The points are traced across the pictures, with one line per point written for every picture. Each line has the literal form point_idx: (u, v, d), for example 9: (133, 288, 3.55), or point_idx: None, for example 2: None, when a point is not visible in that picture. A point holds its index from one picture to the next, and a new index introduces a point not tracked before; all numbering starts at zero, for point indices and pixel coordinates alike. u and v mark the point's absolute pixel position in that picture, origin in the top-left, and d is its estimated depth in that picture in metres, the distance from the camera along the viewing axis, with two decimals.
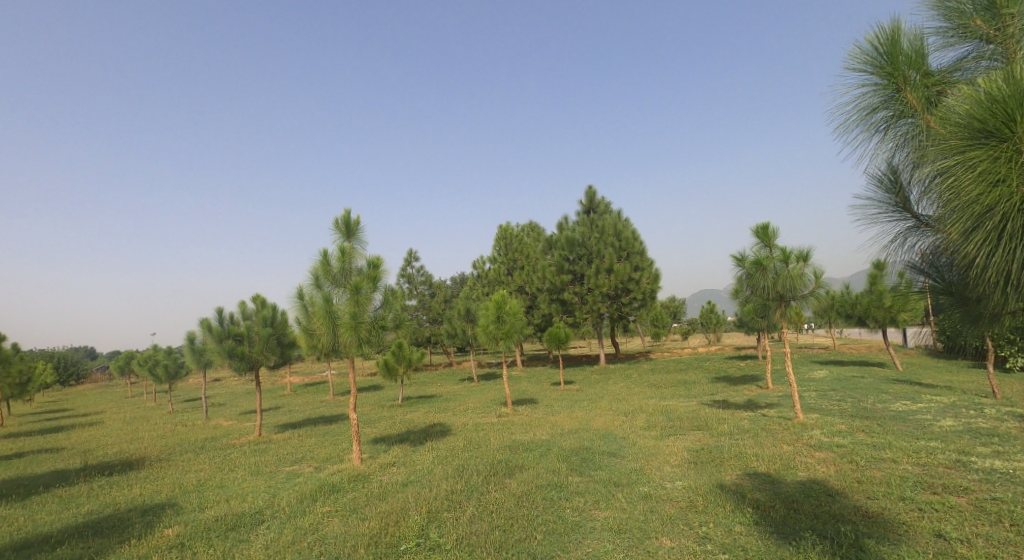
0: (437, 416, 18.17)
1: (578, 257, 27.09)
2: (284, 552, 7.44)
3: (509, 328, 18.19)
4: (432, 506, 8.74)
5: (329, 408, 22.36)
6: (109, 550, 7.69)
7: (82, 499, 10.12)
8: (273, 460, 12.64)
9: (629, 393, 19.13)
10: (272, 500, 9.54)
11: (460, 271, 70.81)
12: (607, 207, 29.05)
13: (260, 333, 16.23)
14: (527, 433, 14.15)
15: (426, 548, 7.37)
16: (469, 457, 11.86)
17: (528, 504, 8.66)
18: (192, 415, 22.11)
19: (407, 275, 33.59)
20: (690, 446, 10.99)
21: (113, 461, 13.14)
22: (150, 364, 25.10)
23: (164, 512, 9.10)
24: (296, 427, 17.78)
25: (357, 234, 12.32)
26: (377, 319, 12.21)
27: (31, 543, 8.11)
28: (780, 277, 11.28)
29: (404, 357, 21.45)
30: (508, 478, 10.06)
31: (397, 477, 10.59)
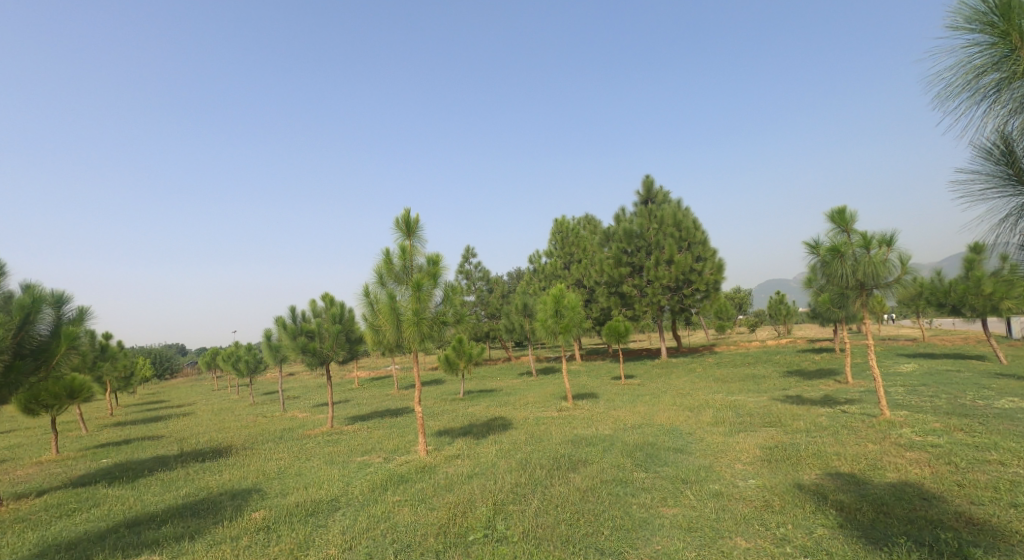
0: (499, 410, 18.36)
1: (637, 249, 26.57)
2: (359, 538, 7.75)
3: (569, 322, 18.05)
4: (497, 499, 8.86)
5: (395, 402, 23.05)
6: (206, 530, 8.27)
7: (180, 483, 10.95)
8: (344, 451, 13.18)
9: (694, 388, 18.58)
10: (346, 489, 9.96)
11: (518, 268, 71.36)
12: (665, 196, 28.26)
13: (330, 330, 17.01)
14: (590, 428, 14.07)
15: (494, 539, 7.49)
16: (533, 451, 11.89)
17: (594, 499, 8.62)
18: (271, 407, 23.51)
19: (465, 271, 34.16)
20: (763, 443, 10.56)
21: (203, 449, 14.15)
22: (232, 359, 26.87)
23: (251, 497, 9.68)
24: (365, 420, 18.44)
25: (418, 233, 12.61)
26: (439, 315, 12.47)
27: (139, 521, 8.83)
28: (860, 264, 10.60)
29: (465, 351, 21.87)
30: (572, 473, 10.03)
31: (463, 469, 10.80)
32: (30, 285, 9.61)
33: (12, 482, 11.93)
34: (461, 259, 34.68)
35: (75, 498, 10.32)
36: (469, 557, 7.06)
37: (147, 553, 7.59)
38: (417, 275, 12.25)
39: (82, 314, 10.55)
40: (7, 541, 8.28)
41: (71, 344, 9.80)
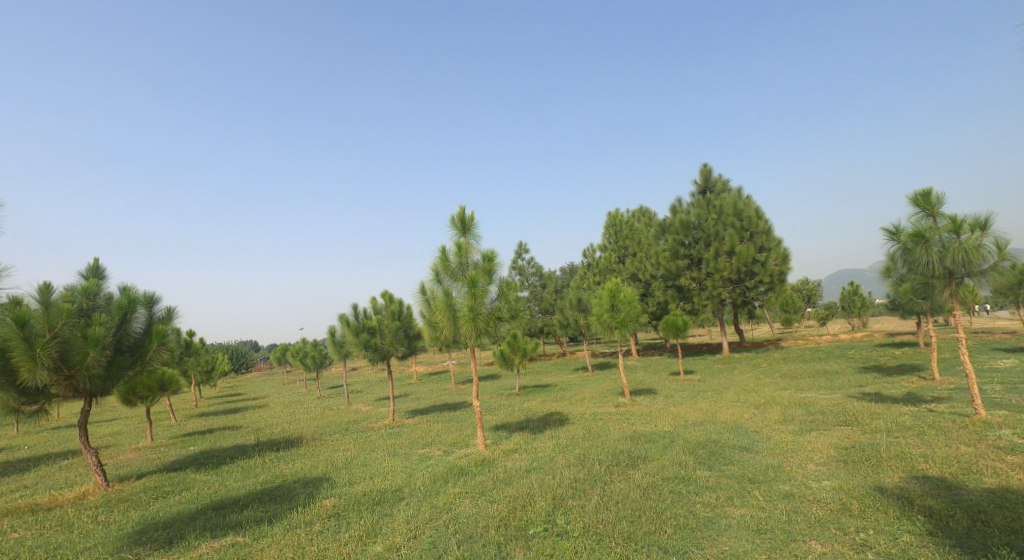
0: (555, 405, 18.33)
1: (695, 241, 25.76)
2: (423, 527, 7.93)
3: (625, 316, 17.74)
4: (556, 493, 8.83)
5: (453, 396, 23.47)
6: (282, 514, 8.70)
7: (258, 470, 11.59)
8: (406, 443, 13.52)
9: (759, 384, 17.83)
10: (409, 480, 10.21)
11: (572, 264, 71.04)
12: (725, 185, 27.19)
13: (390, 326, 17.50)
14: (649, 424, 13.78)
15: (555, 533, 7.48)
16: (591, 447, 11.77)
17: (655, 496, 8.44)
18: (337, 401, 24.52)
19: (518, 267, 34.31)
20: (838, 443, 9.99)
21: (277, 439, 14.93)
22: (300, 354, 28.18)
23: (322, 485, 10.11)
24: (424, 414, 18.84)
25: (473, 229, 12.71)
26: (494, 311, 12.55)
27: (225, 504, 9.41)
28: (949, 251, 9.82)
29: (520, 347, 21.93)
30: (632, 470, 9.84)
31: (521, 463, 10.84)
32: (125, 286, 10.41)
33: (115, 465, 13.03)
34: (514, 255, 34.84)
35: (168, 481, 11.13)
36: (532, 550, 7.08)
37: (231, 535, 8.07)
38: (472, 272, 12.35)
39: (170, 314, 11.28)
40: (113, 519, 9.03)
41: (161, 340, 10.48)
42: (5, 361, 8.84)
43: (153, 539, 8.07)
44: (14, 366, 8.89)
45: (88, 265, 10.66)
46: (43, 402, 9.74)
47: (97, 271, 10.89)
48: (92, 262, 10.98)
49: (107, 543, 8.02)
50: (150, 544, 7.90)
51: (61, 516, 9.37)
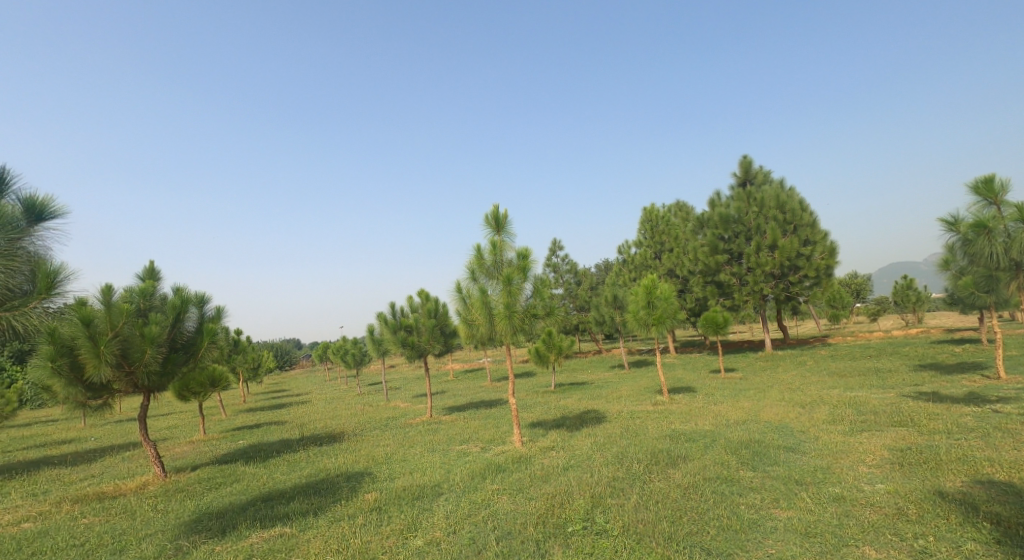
0: (592, 403, 18.17)
1: (735, 235, 25.07)
2: (461, 523, 7.95)
3: (662, 313, 17.39)
4: (595, 491, 8.72)
5: (489, 393, 23.56)
6: (326, 507, 8.88)
7: (303, 463, 11.91)
8: (444, 439, 13.64)
9: (805, 383, 17.20)
10: (447, 475, 10.28)
11: (606, 260, 70.34)
12: (766, 177, 26.35)
13: (427, 324, 17.67)
14: (689, 423, 13.48)
15: (593, 532, 7.38)
16: (629, 445, 11.59)
17: (696, 496, 8.23)
18: (376, 397, 24.97)
19: (553, 264, 34.18)
20: (893, 444, 9.53)
21: (320, 434, 15.29)
22: (340, 352, 28.82)
23: (363, 479, 10.29)
24: (461, 410, 18.95)
25: (507, 227, 12.69)
26: (530, 308, 12.51)
27: (273, 495, 9.69)
28: (1015, 242, 9.23)
29: (555, 344, 21.82)
30: (672, 469, 9.63)
31: (558, 461, 10.77)
32: (178, 287, 10.85)
33: (170, 457, 13.62)
34: (548, 252, 34.71)
35: (220, 473, 11.55)
36: (571, 548, 7.01)
37: (278, 526, 8.29)
38: (507, 269, 12.33)
39: (219, 313, 11.68)
40: (171, 508, 9.42)
41: (212, 339, 10.88)
42: (72, 359, 9.35)
43: (207, 528, 8.37)
44: (80, 363, 9.40)
45: (144, 267, 11.16)
46: (106, 397, 10.24)
47: (152, 273, 11.38)
48: (147, 264, 11.49)
49: (166, 531, 8.36)
50: (204, 533, 8.19)
51: (124, 504, 9.83)
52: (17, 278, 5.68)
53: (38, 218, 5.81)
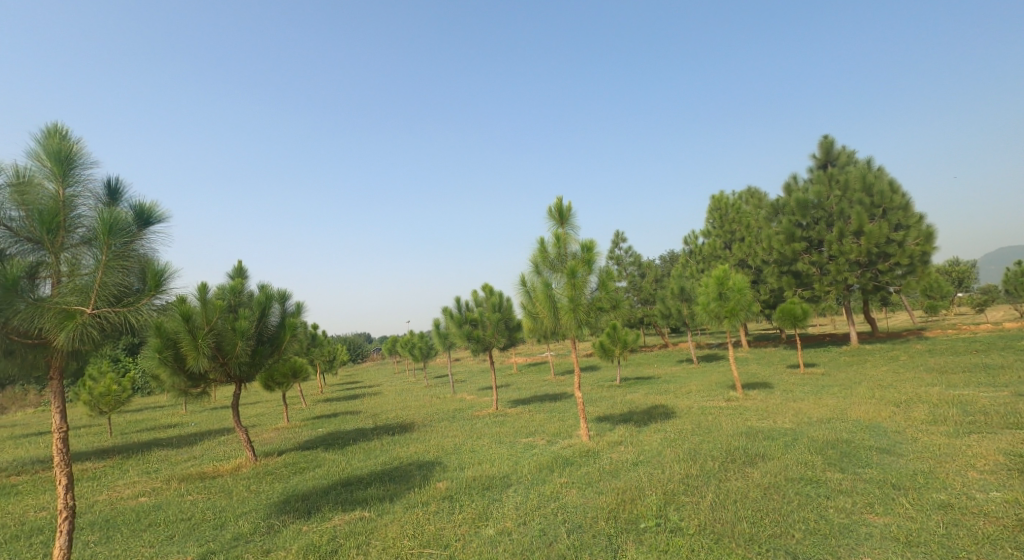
0: (660, 398, 17.74)
1: (814, 221, 23.59)
2: (531, 514, 8.00)
3: (735, 305, 16.66)
4: (667, 488, 8.50)
5: (553, 387, 23.54)
6: (400, 494, 9.19)
7: (378, 451, 12.40)
8: (511, 432, 13.76)
9: (898, 379, 15.95)
10: (515, 467, 10.36)
11: (672, 252, 68.40)
12: (850, 158, 24.57)
13: (491, 318, 17.85)
14: (766, 420, 12.87)
15: (667, 529, 7.21)
16: (702, 442, 11.20)
17: (778, 497, 7.85)
18: (443, 389, 25.56)
19: (616, 256, 33.66)
20: (1006, 448, 8.67)
21: (392, 424, 15.86)
22: (408, 345, 29.72)
23: (435, 468, 10.57)
24: (526, 404, 19.01)
25: (571, 220, 12.57)
26: (595, 302, 12.36)
27: (352, 481, 10.15)
28: None
29: (620, 338, 21.45)
30: (750, 468, 9.23)
31: (627, 456, 10.60)
32: (264, 284, 11.55)
33: (258, 442, 14.57)
34: (611, 245, 34.18)
35: (304, 458, 12.24)
36: (644, 544, 6.88)
37: (358, 510, 8.66)
38: (571, 262, 12.23)
39: (300, 309, 12.34)
40: (262, 488, 10.09)
41: (294, 332, 11.51)
42: (175, 350, 10.14)
43: (295, 509, 8.89)
44: (182, 354, 10.21)
45: (234, 266, 11.97)
46: (205, 386, 11.06)
47: (241, 272, 12.18)
48: (237, 264, 12.33)
49: (259, 510, 8.95)
50: (292, 513, 8.70)
51: (222, 484, 10.63)
52: (130, 277, 6.17)
53: (146, 223, 6.32)
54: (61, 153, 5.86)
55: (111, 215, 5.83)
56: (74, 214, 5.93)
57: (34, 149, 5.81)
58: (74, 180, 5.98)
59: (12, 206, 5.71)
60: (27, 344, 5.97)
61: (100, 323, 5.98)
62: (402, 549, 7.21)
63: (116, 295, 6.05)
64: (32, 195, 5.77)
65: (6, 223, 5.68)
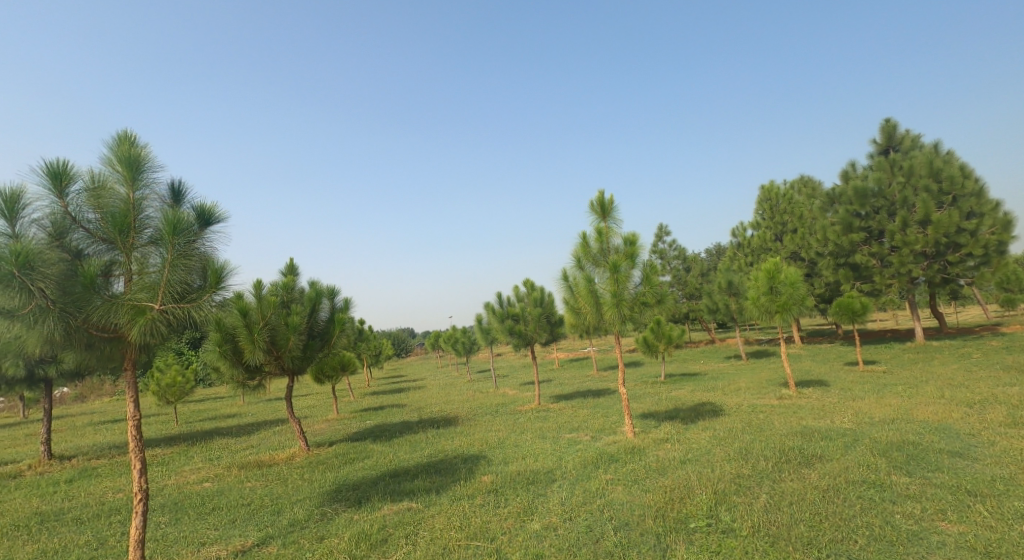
0: (707, 395, 17.27)
1: (874, 211, 22.38)
2: (576, 510, 7.92)
3: (787, 299, 16.00)
4: (717, 487, 8.25)
5: (596, 383, 23.28)
6: (446, 487, 9.27)
7: (424, 444, 12.57)
8: (554, 427, 13.70)
9: (969, 378, 14.97)
10: (560, 463, 10.29)
11: (718, 245, 66.53)
12: (914, 142, 23.15)
13: (533, 313, 17.78)
14: (823, 419, 12.32)
15: (719, 530, 6.98)
16: (754, 441, 10.82)
17: (839, 500, 7.48)
18: (485, 384, 25.71)
19: (659, 250, 32.99)
20: None
21: (437, 417, 16.06)
22: (451, 340, 30.02)
23: (480, 462, 10.62)
24: (568, 399, 18.89)
25: (613, 214, 12.34)
26: (639, 296, 12.11)
27: (399, 472, 10.33)
28: None
29: (664, 333, 20.99)
30: (806, 469, 8.84)
31: (674, 453, 10.35)
32: (314, 281, 11.87)
33: (310, 433, 15.04)
34: (655, 238, 33.51)
35: (353, 449, 12.55)
36: (695, 545, 6.69)
37: (406, 501, 8.79)
38: (614, 256, 12.02)
39: (348, 305, 12.63)
40: (315, 477, 10.39)
41: (342, 328, 11.80)
42: (234, 344, 10.56)
43: (346, 498, 9.10)
44: (240, 348, 10.62)
45: (286, 263, 12.37)
46: (261, 378, 11.48)
47: (293, 270, 12.56)
48: (288, 262, 12.74)
49: (313, 498, 9.22)
50: (344, 502, 8.92)
51: (278, 472, 11.02)
52: (192, 275, 6.42)
53: (206, 223, 6.56)
54: (130, 158, 6.14)
55: (174, 216, 6.05)
56: (142, 216, 6.22)
57: (107, 155, 6.12)
58: (142, 184, 6.26)
59: (89, 209, 6.04)
60: (104, 338, 6.32)
61: (167, 318, 6.25)
62: (449, 541, 7.27)
63: (180, 292, 6.32)
64: (106, 199, 6.08)
65: (83, 224, 6.01)
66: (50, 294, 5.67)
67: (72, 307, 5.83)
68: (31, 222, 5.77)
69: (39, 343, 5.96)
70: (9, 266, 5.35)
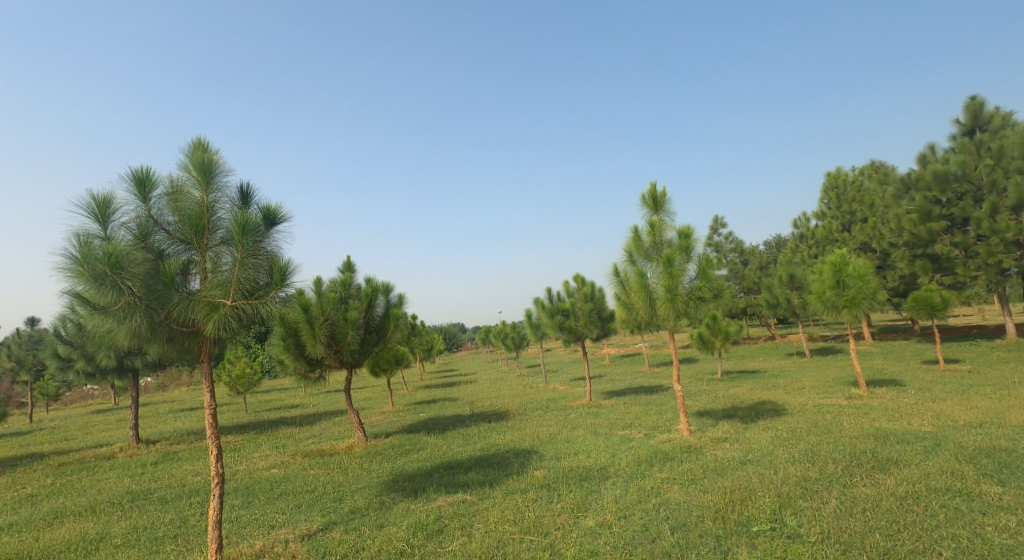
0: (767, 394, 16.54)
1: (956, 197, 20.70)
2: (631, 509, 7.74)
3: (856, 293, 15.04)
4: (781, 490, 7.86)
5: (649, 379, 22.80)
6: (499, 480, 9.29)
7: (476, 437, 12.65)
8: (606, 423, 13.49)
9: None
10: (613, 460, 10.10)
11: (777, 237, 63.68)
12: (1004, 121, 21.26)
13: (583, 309, 17.54)
14: (898, 421, 11.53)
15: (784, 535, 6.65)
16: (821, 442, 10.25)
17: (919, 509, 6.96)
18: (535, 379, 25.67)
19: (715, 243, 31.92)
20: None
21: (488, 412, 16.14)
22: (501, 335, 30.16)
23: (532, 457, 10.58)
24: (620, 395, 18.57)
25: (666, 206, 11.98)
26: (694, 291, 11.70)
27: (453, 465, 10.44)
28: None
29: (720, 329, 20.26)
30: (880, 473, 8.29)
31: (734, 453, 9.95)
32: (370, 277, 12.16)
33: (367, 425, 15.44)
34: (709, 231, 32.43)
35: (408, 441, 12.78)
36: (758, 549, 6.40)
37: (460, 493, 8.86)
38: (668, 250, 11.67)
39: (402, 300, 12.87)
40: (373, 467, 10.66)
41: (397, 323, 12.03)
42: (296, 338, 10.97)
43: (403, 488, 9.27)
44: (302, 342, 11.02)
45: (343, 261, 12.74)
46: (322, 371, 11.86)
47: (350, 267, 12.93)
48: (345, 260, 13.10)
49: (372, 487, 9.45)
50: (401, 492, 9.09)
51: (339, 461, 11.38)
52: (259, 273, 6.67)
53: (271, 224, 6.80)
54: (203, 164, 6.43)
55: (243, 217, 6.30)
56: (214, 218, 6.52)
57: (182, 161, 6.45)
58: (215, 188, 6.56)
59: (169, 212, 6.39)
60: (184, 333, 6.66)
61: (238, 313, 6.52)
62: (504, 534, 7.27)
63: (249, 289, 6.57)
64: (184, 202, 6.41)
65: (164, 226, 6.36)
66: (136, 292, 6.02)
67: (156, 303, 6.17)
68: (120, 225, 6.16)
69: (128, 337, 6.34)
70: (102, 266, 5.73)
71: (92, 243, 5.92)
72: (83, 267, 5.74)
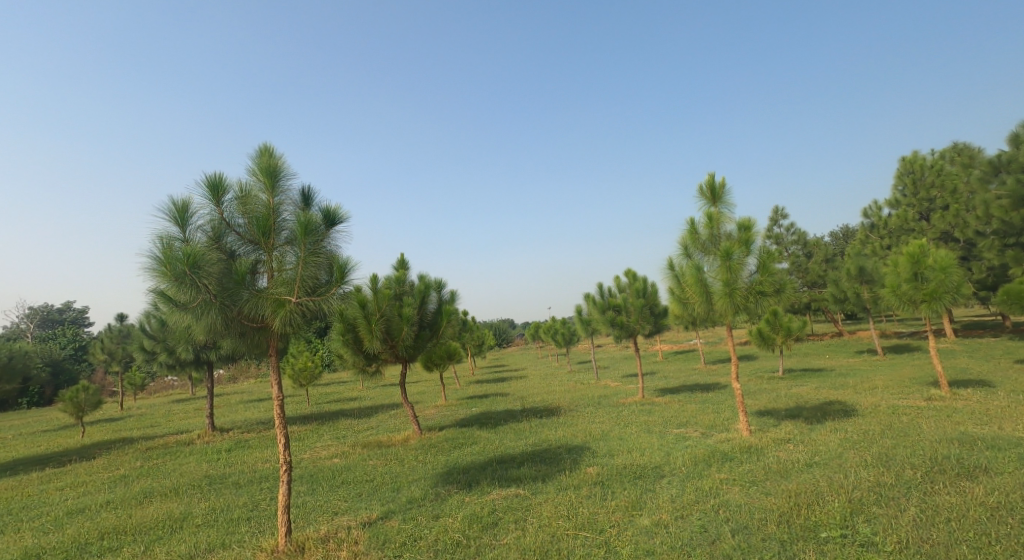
0: (834, 393, 15.67)
1: None
2: (688, 509, 7.49)
3: (936, 287, 13.96)
4: (853, 495, 7.39)
5: (704, 377, 22.09)
6: (552, 476, 9.22)
7: (528, 433, 12.63)
8: (660, 421, 13.15)
9: None
10: (668, 458, 9.82)
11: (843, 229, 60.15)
12: None
13: (635, 304, 17.16)
14: (985, 425, 10.64)
15: (857, 543, 6.24)
16: (897, 446, 9.58)
17: (1013, 521, 6.36)
18: (586, 375, 25.38)
19: (775, 235, 30.52)
20: None
21: (539, 407, 16.07)
22: (551, 331, 30.01)
23: (584, 453, 10.45)
24: (674, 393, 18.08)
25: (725, 197, 11.51)
26: (754, 285, 11.19)
27: (505, 459, 10.45)
28: None
29: (782, 325, 19.36)
30: (966, 481, 7.65)
31: (798, 455, 9.46)
32: (422, 274, 12.34)
33: (422, 418, 15.73)
34: (769, 222, 31.04)
35: (461, 435, 12.91)
36: (828, 555, 6.06)
37: (513, 487, 8.86)
38: (726, 243, 11.20)
39: (454, 297, 12.99)
40: (428, 459, 10.83)
41: (449, 319, 12.16)
42: (354, 333, 11.26)
43: (457, 480, 9.36)
44: (360, 337, 11.30)
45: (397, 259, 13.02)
46: (379, 365, 12.14)
47: (404, 265, 13.17)
48: (398, 257, 13.35)
49: (427, 478, 9.59)
50: (455, 485, 9.18)
51: (396, 452, 11.62)
52: (320, 271, 6.87)
53: (331, 224, 7.00)
54: (269, 168, 6.67)
55: (306, 217, 6.50)
56: (280, 219, 6.76)
57: (251, 166, 6.72)
58: (280, 191, 6.79)
59: (239, 215, 6.67)
60: (253, 328, 6.95)
61: (302, 309, 6.74)
62: (557, 529, 7.20)
63: (311, 287, 6.78)
64: (252, 204, 6.68)
65: (235, 228, 6.65)
66: (211, 290, 6.32)
67: (229, 300, 6.46)
68: (197, 227, 6.48)
69: (204, 333, 6.67)
70: (181, 266, 6.04)
71: (173, 245, 6.26)
72: (165, 267, 6.08)
